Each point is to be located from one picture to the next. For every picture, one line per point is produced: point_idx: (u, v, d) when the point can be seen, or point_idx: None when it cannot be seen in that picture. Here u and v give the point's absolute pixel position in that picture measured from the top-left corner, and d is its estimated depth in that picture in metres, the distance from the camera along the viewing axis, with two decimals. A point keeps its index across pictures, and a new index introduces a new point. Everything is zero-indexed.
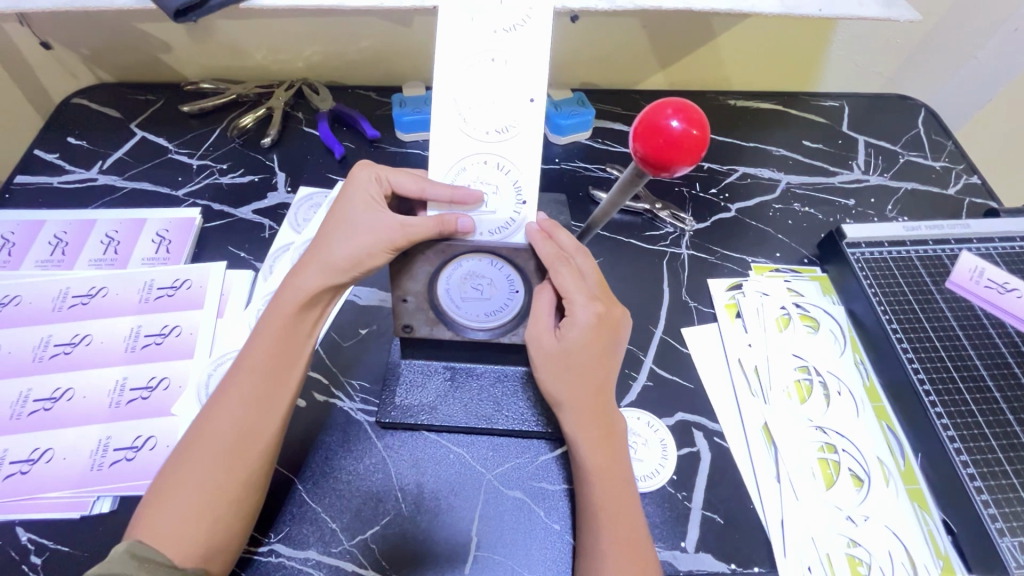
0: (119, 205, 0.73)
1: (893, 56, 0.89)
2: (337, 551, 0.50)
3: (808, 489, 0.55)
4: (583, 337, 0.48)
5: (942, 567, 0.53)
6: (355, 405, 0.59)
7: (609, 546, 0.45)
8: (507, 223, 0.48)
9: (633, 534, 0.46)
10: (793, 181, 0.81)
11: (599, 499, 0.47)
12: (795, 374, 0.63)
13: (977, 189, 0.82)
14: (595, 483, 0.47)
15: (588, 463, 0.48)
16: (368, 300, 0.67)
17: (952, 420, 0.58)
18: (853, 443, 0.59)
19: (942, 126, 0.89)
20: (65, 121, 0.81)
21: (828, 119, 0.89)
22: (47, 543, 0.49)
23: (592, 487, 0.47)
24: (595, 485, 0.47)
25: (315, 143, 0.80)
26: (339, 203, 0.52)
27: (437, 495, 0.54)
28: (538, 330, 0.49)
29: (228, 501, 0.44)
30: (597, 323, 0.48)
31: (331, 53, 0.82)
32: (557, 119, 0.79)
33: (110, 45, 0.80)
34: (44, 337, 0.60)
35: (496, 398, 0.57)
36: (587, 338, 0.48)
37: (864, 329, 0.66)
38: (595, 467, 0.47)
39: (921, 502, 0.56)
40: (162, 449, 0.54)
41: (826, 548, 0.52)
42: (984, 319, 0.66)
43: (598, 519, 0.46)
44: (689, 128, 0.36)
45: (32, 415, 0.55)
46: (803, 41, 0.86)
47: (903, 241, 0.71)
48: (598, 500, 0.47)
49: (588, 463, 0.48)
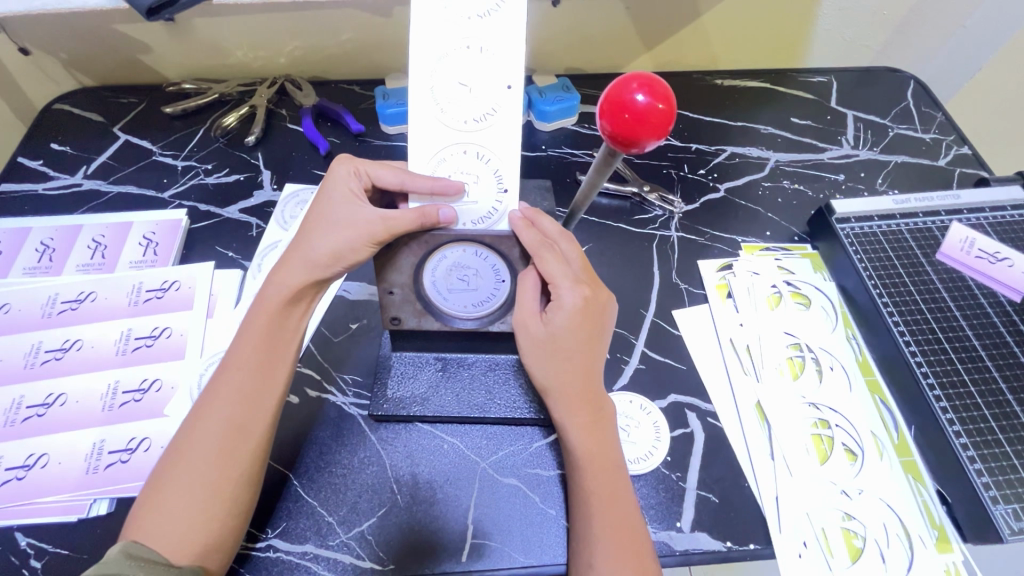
0: (105, 210, 0.73)
1: (880, 28, 0.88)
2: (334, 543, 0.51)
3: (803, 465, 0.55)
4: (570, 321, 0.48)
5: (938, 537, 0.53)
6: (347, 399, 0.59)
7: (601, 529, 0.45)
8: (490, 212, 0.48)
9: (624, 517, 0.46)
10: (782, 159, 0.81)
11: (589, 485, 0.47)
12: (787, 352, 0.63)
13: (967, 159, 0.82)
14: (587, 469, 0.47)
15: (577, 445, 0.48)
16: (357, 295, 0.67)
17: (945, 392, 0.58)
18: (846, 418, 0.59)
19: (931, 97, 0.89)
20: (48, 127, 0.80)
21: (816, 94, 0.88)
22: (46, 546, 0.49)
23: (583, 472, 0.47)
24: (587, 471, 0.47)
25: (300, 139, 0.80)
26: (321, 199, 0.51)
27: (433, 484, 0.54)
28: (523, 315, 0.49)
29: (224, 499, 0.44)
30: (583, 311, 0.48)
31: (312, 47, 0.82)
32: (542, 105, 0.78)
33: (88, 47, 0.80)
34: (34, 344, 0.60)
35: (488, 387, 0.57)
36: (573, 327, 0.48)
37: (857, 305, 0.66)
38: (585, 452, 0.47)
39: (915, 474, 0.56)
40: (155, 450, 0.54)
41: (822, 523, 0.52)
42: (975, 289, 0.66)
43: (588, 503, 0.46)
44: (655, 102, 0.36)
45: (26, 422, 0.55)
46: (789, 17, 0.85)
47: (893, 214, 0.71)
48: (589, 485, 0.47)
49: (579, 448, 0.48)
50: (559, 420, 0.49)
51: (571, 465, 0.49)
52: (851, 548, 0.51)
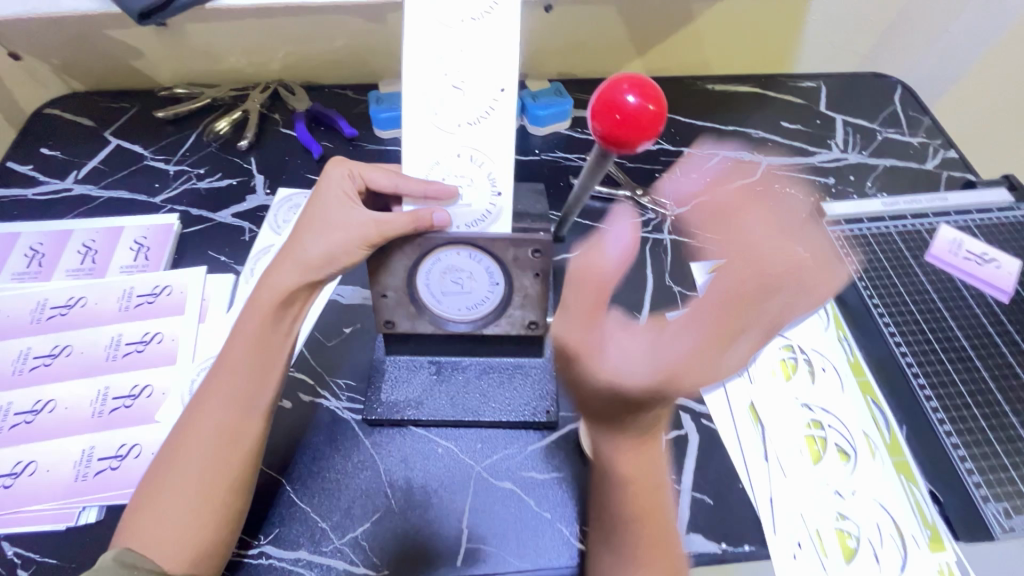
0: (95, 215, 0.72)
1: (868, 34, 0.89)
2: (328, 549, 0.50)
3: (795, 465, 0.56)
4: (650, 365, 0.44)
5: (930, 537, 0.52)
6: (341, 404, 0.59)
7: (637, 546, 0.44)
8: (484, 215, 0.48)
9: (659, 530, 0.45)
10: (773, 163, 0.81)
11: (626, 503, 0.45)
12: (780, 353, 0.63)
13: (955, 163, 0.83)
14: (625, 488, 0.45)
15: (618, 467, 0.45)
16: (351, 299, 0.67)
17: (935, 391, 0.59)
18: (839, 418, 0.59)
19: (918, 102, 0.90)
20: (38, 132, 0.80)
21: (806, 99, 0.89)
22: (34, 556, 0.49)
23: (623, 495, 0.45)
24: (626, 493, 0.45)
25: (293, 143, 0.79)
26: (314, 201, 0.51)
27: (428, 488, 0.54)
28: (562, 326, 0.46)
29: (215, 505, 0.44)
30: (682, 360, 0.44)
31: (305, 52, 0.82)
32: (535, 110, 0.79)
33: (80, 52, 0.80)
34: (23, 349, 0.59)
35: (483, 390, 0.57)
36: (653, 373, 0.43)
37: (847, 306, 0.66)
38: (625, 472, 0.45)
39: (907, 474, 0.56)
40: (146, 457, 0.53)
41: (816, 524, 0.53)
42: (963, 290, 0.66)
43: (625, 519, 0.45)
44: (646, 104, 0.37)
45: (13, 429, 0.54)
46: (777, 22, 0.87)
47: (882, 217, 0.72)
48: (624, 503, 0.45)
49: (620, 469, 0.45)
50: (605, 437, 0.45)
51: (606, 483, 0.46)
52: (845, 548, 0.51)
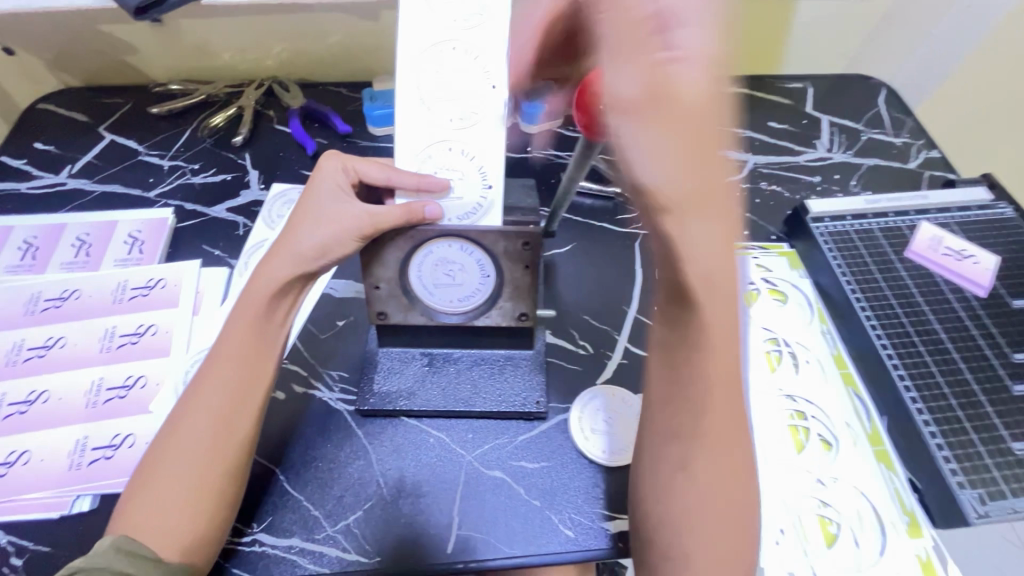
0: (89, 209, 0.73)
1: (854, 35, 0.91)
2: (320, 536, 0.51)
3: (780, 455, 0.57)
4: (699, 67, 0.28)
5: (909, 523, 0.54)
6: (333, 395, 0.60)
7: (711, 491, 0.37)
8: (474, 208, 0.48)
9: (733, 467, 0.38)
10: (759, 161, 0.84)
11: (698, 439, 0.38)
12: (765, 346, 0.65)
13: (937, 162, 0.85)
14: (698, 417, 0.38)
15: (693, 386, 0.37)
16: (344, 293, 0.68)
17: (914, 382, 0.60)
18: (822, 409, 0.60)
19: (902, 103, 0.92)
20: (31, 126, 0.80)
21: (793, 100, 0.91)
22: (27, 543, 0.49)
23: (695, 430, 0.38)
24: (697, 427, 0.38)
25: (287, 140, 0.80)
26: (308, 194, 0.52)
27: (419, 477, 0.55)
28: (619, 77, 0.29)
29: (209, 493, 0.44)
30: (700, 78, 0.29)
31: (300, 49, 0.83)
32: (527, 108, 0.80)
33: (74, 47, 0.80)
34: (17, 341, 0.60)
35: (474, 381, 0.58)
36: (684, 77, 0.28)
37: (831, 300, 0.68)
38: (700, 390, 0.37)
39: (886, 462, 0.58)
40: (140, 446, 0.54)
41: (799, 511, 0.54)
42: (942, 285, 0.68)
43: (693, 459, 0.38)
44: None
45: (7, 419, 0.55)
46: (765, 23, 0.88)
47: (865, 214, 0.73)
48: (693, 439, 0.38)
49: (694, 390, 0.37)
50: (672, 360, 0.37)
51: (673, 413, 0.39)
52: (826, 534, 0.53)
